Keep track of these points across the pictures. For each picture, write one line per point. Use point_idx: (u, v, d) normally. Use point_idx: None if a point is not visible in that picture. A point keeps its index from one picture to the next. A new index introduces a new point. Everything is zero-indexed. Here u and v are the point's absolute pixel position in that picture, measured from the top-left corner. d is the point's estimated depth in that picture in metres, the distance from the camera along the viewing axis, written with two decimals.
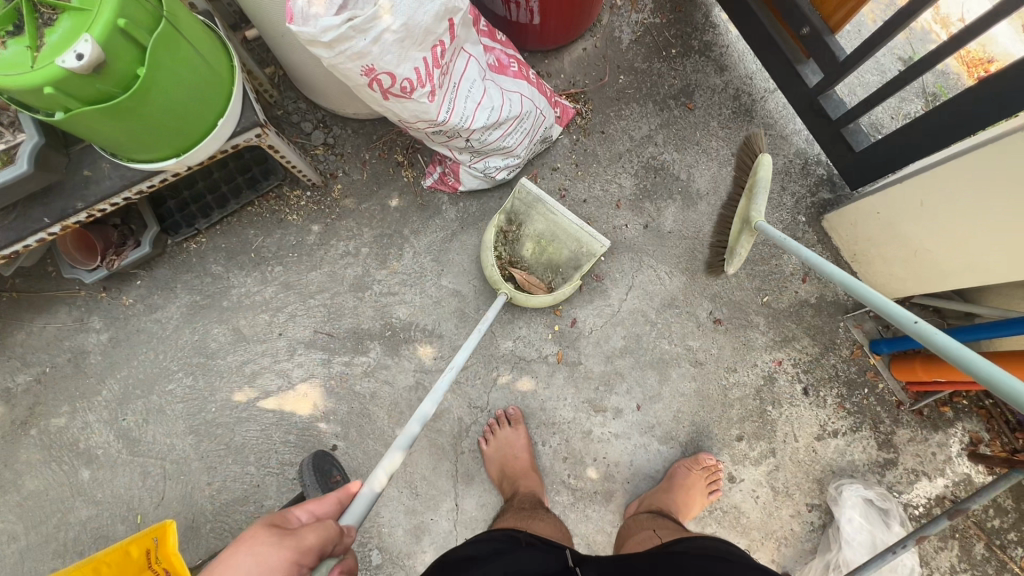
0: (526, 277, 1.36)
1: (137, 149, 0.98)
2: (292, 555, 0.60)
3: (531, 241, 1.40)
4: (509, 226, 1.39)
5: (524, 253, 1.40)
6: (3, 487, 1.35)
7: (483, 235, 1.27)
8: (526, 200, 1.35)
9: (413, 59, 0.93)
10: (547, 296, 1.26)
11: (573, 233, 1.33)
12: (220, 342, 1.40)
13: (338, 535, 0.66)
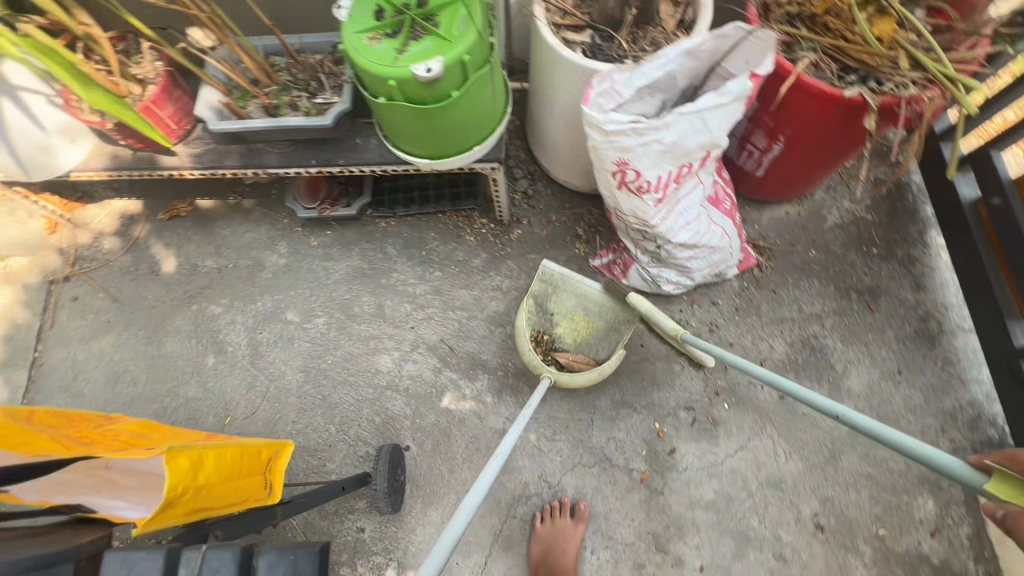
0: (571, 359, 1.40)
1: (408, 142, 1.17)
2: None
3: (563, 319, 1.43)
4: (541, 310, 1.43)
5: (562, 334, 1.44)
6: (149, 338, 1.56)
7: (520, 342, 1.29)
8: (550, 282, 1.37)
9: (662, 169, 1.04)
10: (593, 373, 1.23)
11: (601, 302, 1.38)
12: (363, 309, 1.55)
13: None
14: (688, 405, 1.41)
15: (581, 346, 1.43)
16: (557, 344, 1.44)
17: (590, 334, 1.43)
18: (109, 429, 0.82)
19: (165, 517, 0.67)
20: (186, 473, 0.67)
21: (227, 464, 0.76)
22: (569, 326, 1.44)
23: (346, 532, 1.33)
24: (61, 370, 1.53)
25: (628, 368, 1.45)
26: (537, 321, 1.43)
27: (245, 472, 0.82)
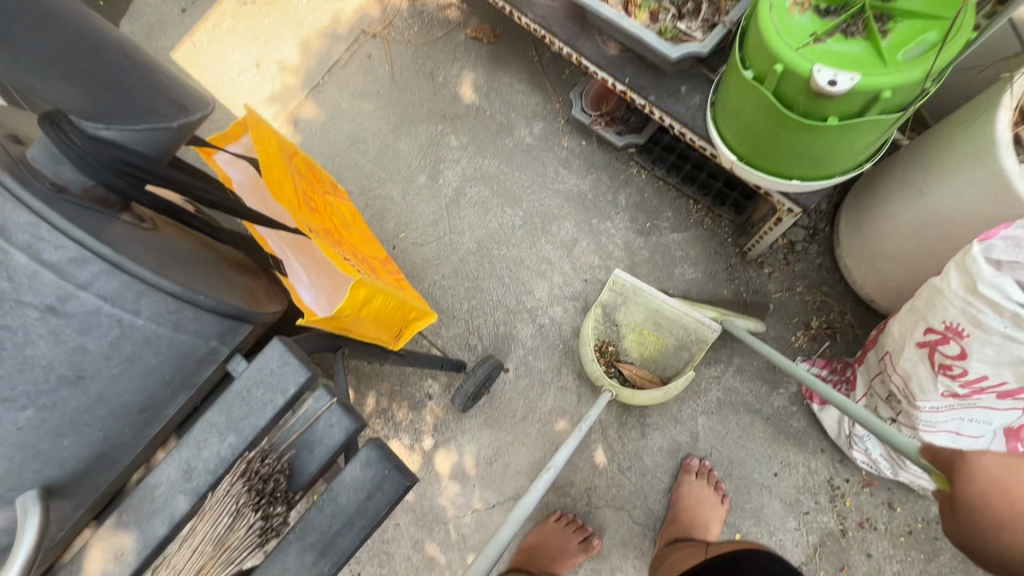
0: (634, 373, 1.30)
1: (733, 128, 0.99)
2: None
3: (632, 333, 1.31)
4: (608, 321, 1.32)
5: (628, 348, 1.33)
6: (394, 126, 1.68)
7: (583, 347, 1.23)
8: (620, 291, 1.24)
9: (997, 373, 0.76)
10: (660, 391, 1.18)
11: (676, 319, 1.20)
12: (559, 232, 1.50)
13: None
14: None
15: (651, 364, 1.31)
16: (620, 355, 1.34)
17: (659, 351, 1.29)
18: (329, 206, 0.91)
19: (324, 323, 0.72)
20: (356, 304, 0.71)
21: (386, 310, 0.80)
22: (638, 339, 1.31)
23: (418, 388, 1.44)
24: (327, 105, 1.73)
25: (742, 480, 1.26)
26: (603, 330, 1.33)
27: (392, 320, 0.87)
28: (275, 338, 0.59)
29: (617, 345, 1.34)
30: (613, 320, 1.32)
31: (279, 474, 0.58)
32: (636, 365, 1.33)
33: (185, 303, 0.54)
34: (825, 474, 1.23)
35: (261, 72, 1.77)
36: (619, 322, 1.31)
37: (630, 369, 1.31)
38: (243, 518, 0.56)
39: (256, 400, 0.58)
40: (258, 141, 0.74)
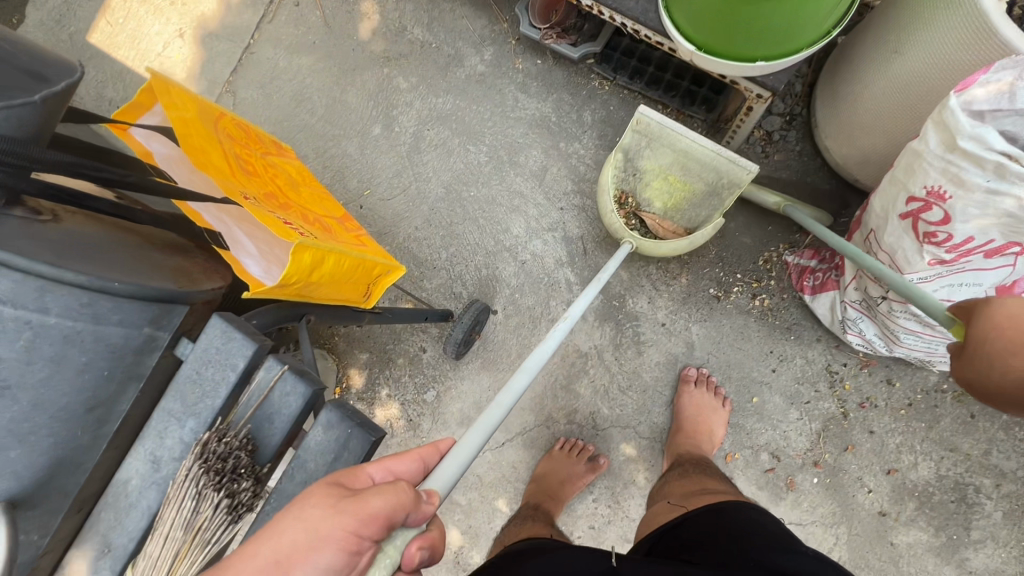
0: (657, 224, 1.28)
1: (686, 13, 0.90)
2: (349, 525, 0.50)
3: (657, 181, 1.27)
4: (629, 169, 1.27)
5: (650, 198, 1.30)
6: (339, 77, 1.57)
7: (602, 199, 1.19)
8: (645, 133, 1.18)
9: (985, 232, 0.71)
10: (682, 240, 1.14)
11: (705, 162, 1.14)
12: (528, 162, 1.43)
13: (413, 508, 0.53)
14: (776, 453, 1.24)
15: (675, 214, 1.28)
16: (642, 205, 1.32)
17: (684, 199, 1.25)
18: (270, 167, 0.85)
19: (276, 294, 0.68)
20: (305, 269, 0.67)
21: (342, 271, 0.76)
22: (662, 187, 1.27)
23: (411, 343, 1.43)
24: (264, 66, 1.61)
25: (741, 381, 1.27)
26: (624, 180, 1.29)
27: (353, 281, 0.83)
28: (214, 314, 0.66)
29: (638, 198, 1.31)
30: (635, 168, 1.27)
31: (239, 450, 0.61)
32: (659, 215, 1.30)
33: (102, 292, 0.59)
34: (823, 362, 1.23)
35: (185, 41, 1.64)
36: (640, 171, 1.27)
37: (652, 221, 1.29)
38: (207, 498, 0.58)
39: (207, 380, 0.65)
40: (168, 108, 0.68)
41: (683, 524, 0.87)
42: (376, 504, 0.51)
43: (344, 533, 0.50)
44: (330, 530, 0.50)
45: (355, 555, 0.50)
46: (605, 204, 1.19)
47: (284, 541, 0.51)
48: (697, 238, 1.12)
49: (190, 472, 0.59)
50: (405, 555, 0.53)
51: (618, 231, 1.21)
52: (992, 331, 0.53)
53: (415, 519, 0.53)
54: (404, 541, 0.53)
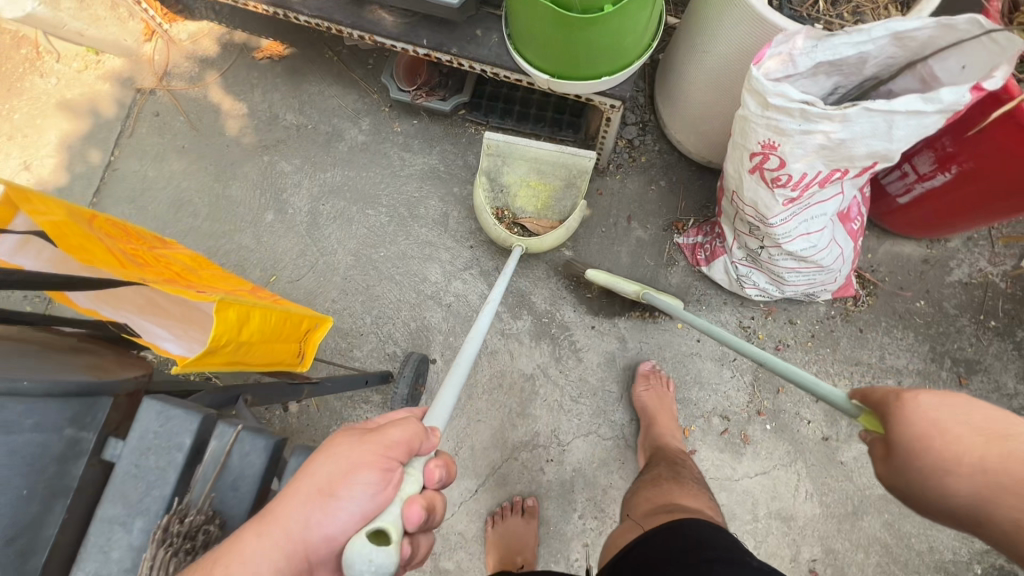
0: (535, 224, 1.42)
1: (534, 49, 1.04)
2: (378, 449, 0.55)
3: (521, 190, 1.41)
4: (495, 186, 1.41)
5: (522, 205, 1.43)
6: (217, 175, 1.55)
7: (482, 217, 1.30)
8: (496, 154, 1.32)
9: (812, 166, 0.88)
10: (561, 230, 1.29)
11: (554, 162, 1.30)
12: (428, 212, 1.49)
13: (425, 436, 0.59)
14: (724, 414, 1.33)
15: (547, 212, 1.43)
16: (518, 215, 1.45)
17: (550, 198, 1.40)
18: (162, 258, 0.83)
19: (204, 363, 0.66)
20: (233, 327, 0.67)
21: (269, 327, 0.77)
22: (528, 194, 1.41)
23: (356, 417, 1.37)
24: (131, 180, 1.54)
25: (675, 357, 1.37)
26: (495, 196, 1.42)
27: (280, 337, 0.83)
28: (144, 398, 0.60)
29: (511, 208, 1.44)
30: (500, 184, 1.40)
31: (208, 525, 0.56)
32: (535, 218, 1.44)
33: (9, 395, 0.55)
34: (735, 320, 1.38)
35: (33, 173, 1.52)
36: (505, 186, 1.40)
37: (531, 224, 1.42)
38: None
39: (151, 471, 0.58)
40: (33, 214, 0.63)
41: (643, 545, 0.87)
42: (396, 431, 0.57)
43: (375, 455, 0.55)
44: (360, 455, 0.54)
45: (386, 472, 0.54)
46: (486, 221, 1.30)
47: (319, 475, 0.54)
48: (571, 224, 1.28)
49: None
50: (426, 474, 0.57)
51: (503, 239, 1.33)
52: (921, 439, 0.52)
53: (428, 444, 0.59)
54: (422, 463, 0.57)
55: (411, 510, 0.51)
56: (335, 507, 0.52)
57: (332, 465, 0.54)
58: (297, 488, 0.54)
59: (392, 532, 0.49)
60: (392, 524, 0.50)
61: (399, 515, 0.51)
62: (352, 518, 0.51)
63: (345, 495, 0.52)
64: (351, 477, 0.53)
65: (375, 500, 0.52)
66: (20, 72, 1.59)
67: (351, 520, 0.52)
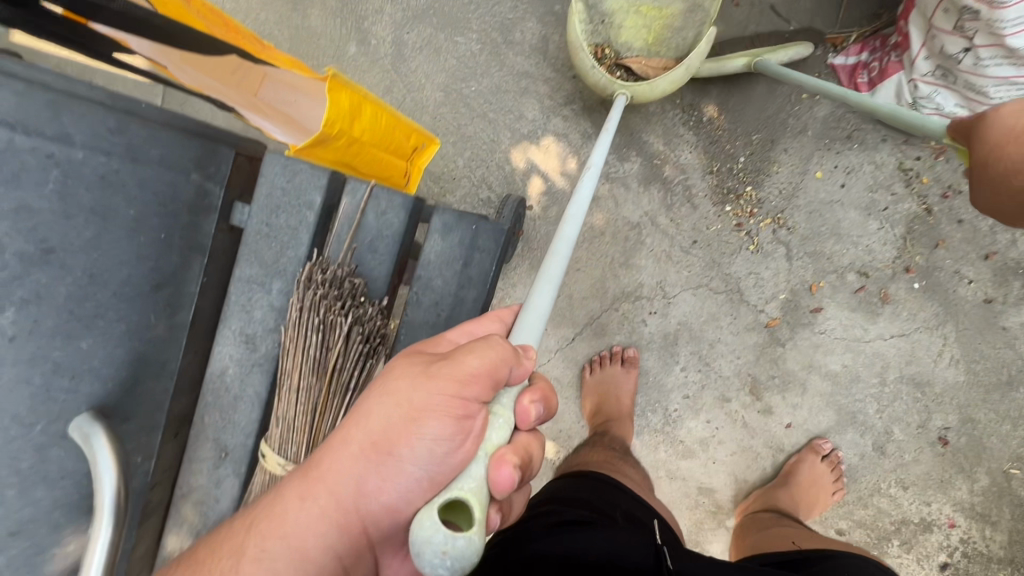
0: (642, 64, 1.19)
1: None
2: (452, 390, 0.51)
3: (629, 18, 1.18)
4: (596, 15, 1.18)
5: (627, 41, 1.20)
6: (294, 2, 1.41)
7: (580, 60, 1.08)
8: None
9: None
10: (678, 72, 1.06)
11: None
12: (525, 37, 1.29)
13: (516, 362, 0.52)
14: (862, 269, 1.17)
15: (658, 48, 1.19)
16: (621, 53, 1.22)
17: (665, 28, 1.17)
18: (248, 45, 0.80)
19: (317, 148, 0.69)
20: (344, 114, 0.66)
21: (379, 131, 0.74)
22: (636, 24, 1.18)
23: None
24: None
25: (810, 205, 1.19)
26: (595, 29, 1.20)
27: (390, 150, 0.81)
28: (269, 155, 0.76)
29: (614, 48, 1.21)
30: (599, 10, 1.17)
31: (349, 279, 0.73)
32: (644, 56, 1.21)
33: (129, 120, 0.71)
34: (893, 162, 1.14)
35: None
36: (607, 14, 1.18)
37: (636, 64, 1.19)
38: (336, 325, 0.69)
39: (282, 228, 0.77)
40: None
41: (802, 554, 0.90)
42: (473, 358, 0.51)
43: (448, 400, 0.51)
44: (428, 404, 0.51)
45: (463, 417, 0.50)
46: (583, 63, 1.09)
47: (380, 427, 0.53)
48: (692, 61, 1.03)
49: (320, 303, 0.70)
50: (518, 411, 0.53)
51: (605, 88, 1.12)
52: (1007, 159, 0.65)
53: (519, 375, 0.53)
54: (512, 398, 0.52)
55: (501, 473, 0.46)
56: (399, 466, 0.52)
57: (398, 412, 0.53)
58: (363, 434, 0.54)
59: (474, 505, 0.44)
60: (472, 492, 0.45)
61: (484, 476, 0.47)
62: (418, 477, 0.51)
63: (412, 450, 0.51)
64: (420, 428, 0.51)
65: (445, 457, 0.50)
66: None
67: (418, 479, 0.51)
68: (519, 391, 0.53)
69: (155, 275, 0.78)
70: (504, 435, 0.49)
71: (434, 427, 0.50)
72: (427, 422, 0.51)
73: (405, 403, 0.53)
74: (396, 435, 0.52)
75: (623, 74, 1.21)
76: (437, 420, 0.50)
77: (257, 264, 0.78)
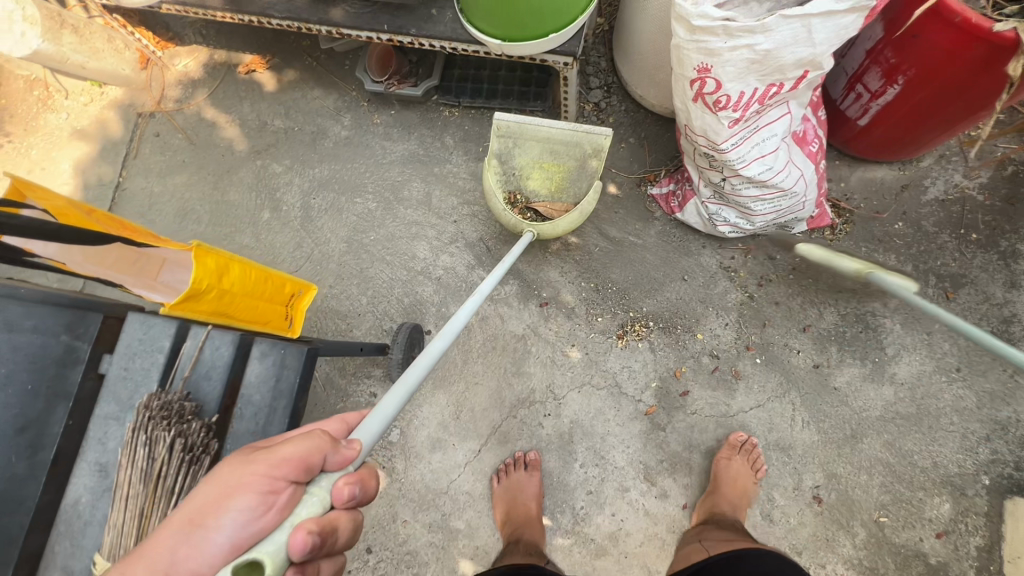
0: (548, 207, 1.37)
1: (480, 17, 1.15)
2: (267, 468, 0.54)
3: (534, 173, 1.37)
4: (507, 171, 1.38)
5: (535, 189, 1.40)
6: (216, 183, 1.66)
7: (492, 203, 1.22)
8: (508, 135, 1.28)
9: (747, 83, 0.92)
10: (574, 214, 1.22)
11: (570, 140, 1.26)
12: (412, 194, 1.57)
13: (332, 449, 0.59)
14: (713, 352, 1.36)
15: (560, 195, 1.39)
16: (531, 198, 1.41)
17: (564, 178, 1.36)
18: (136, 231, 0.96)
19: (194, 310, 0.85)
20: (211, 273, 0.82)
21: (248, 282, 0.93)
22: (541, 176, 1.37)
23: (360, 392, 1.45)
24: (139, 198, 1.67)
25: (660, 304, 1.40)
26: (507, 183, 1.40)
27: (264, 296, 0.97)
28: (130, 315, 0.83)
29: (524, 196, 1.41)
30: (507, 163, 1.36)
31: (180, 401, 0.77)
32: (548, 202, 1.39)
33: (11, 298, 0.83)
34: (715, 263, 1.41)
35: None
36: (514, 169, 1.37)
37: (543, 207, 1.37)
38: (160, 440, 0.72)
39: (140, 369, 0.82)
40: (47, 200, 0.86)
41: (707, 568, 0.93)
42: (293, 446, 0.56)
43: (261, 477, 0.54)
44: (242, 480, 0.54)
45: (272, 492, 0.54)
46: (496, 205, 1.24)
47: (186, 509, 0.55)
48: (585, 207, 1.21)
49: (149, 418, 0.74)
50: (335, 493, 0.57)
51: (513, 227, 1.28)
52: None
53: (336, 460, 0.58)
54: (331, 483, 0.57)
55: (295, 538, 0.50)
56: (204, 536, 0.52)
57: (210, 489, 0.54)
58: (175, 516, 0.54)
59: (264, 563, 0.48)
60: (268, 553, 0.49)
61: (284, 542, 0.50)
62: (219, 547, 0.52)
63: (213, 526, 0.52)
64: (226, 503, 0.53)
65: (246, 531, 0.52)
66: (35, 112, 1.73)
67: (217, 552, 0.52)
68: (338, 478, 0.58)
69: (19, 420, 0.80)
70: (312, 512, 0.54)
71: (240, 501, 0.53)
72: (236, 498, 0.53)
73: (222, 481, 0.55)
74: (200, 516, 0.53)
75: (532, 215, 1.40)
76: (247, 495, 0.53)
77: (124, 409, 0.82)
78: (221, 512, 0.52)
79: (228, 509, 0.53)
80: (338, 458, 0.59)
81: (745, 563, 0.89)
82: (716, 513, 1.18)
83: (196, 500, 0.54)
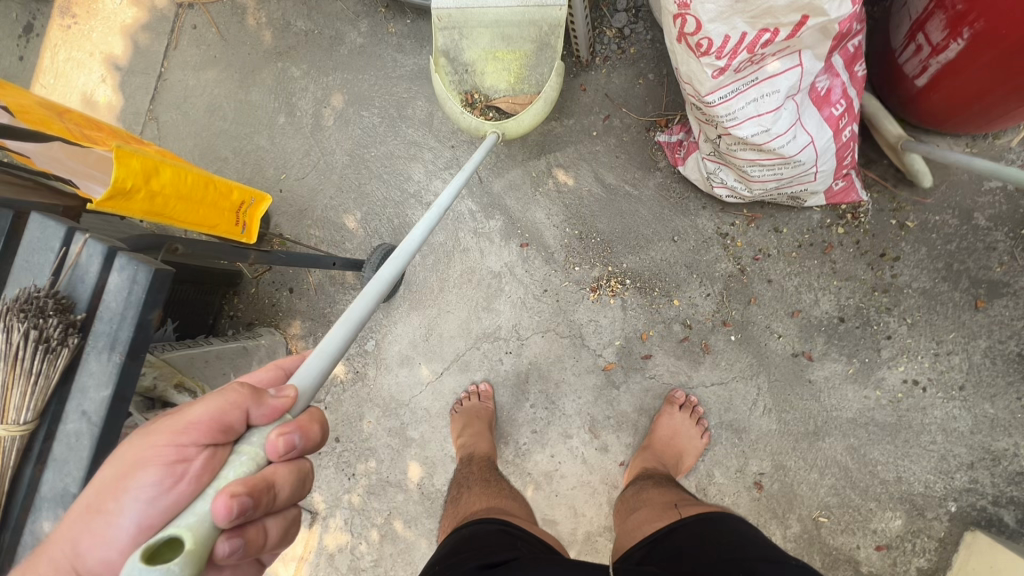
0: (509, 102, 1.32)
1: None
2: (172, 437, 0.51)
3: (488, 66, 1.33)
4: (458, 68, 1.34)
5: (492, 84, 1.34)
6: (241, 82, 1.71)
7: (446, 107, 1.20)
8: (454, 27, 1.26)
9: (731, 24, 0.80)
10: (539, 100, 1.19)
11: (520, 20, 1.24)
12: (415, 113, 1.54)
13: (254, 402, 0.52)
14: (686, 321, 1.29)
15: (521, 86, 1.33)
16: (490, 96, 1.35)
17: (523, 66, 1.31)
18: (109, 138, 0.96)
19: (123, 205, 0.84)
20: (139, 174, 0.84)
21: (186, 186, 0.94)
22: (497, 68, 1.33)
23: (345, 302, 1.55)
24: (177, 89, 1.77)
25: (643, 263, 1.32)
26: (461, 82, 1.35)
27: (206, 201, 1.01)
28: (33, 215, 0.75)
29: (482, 95, 1.36)
30: (456, 60, 1.32)
31: (41, 295, 0.69)
32: (510, 95, 1.34)
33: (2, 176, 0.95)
34: (711, 227, 1.29)
35: (108, 85, 1.81)
36: (466, 66, 1.33)
37: (503, 104, 1.32)
38: (14, 329, 0.66)
39: (36, 262, 0.73)
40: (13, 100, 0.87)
41: (669, 536, 0.85)
42: (199, 406, 0.52)
43: (166, 446, 0.51)
44: (145, 453, 0.52)
45: (177, 462, 0.50)
46: (452, 109, 1.21)
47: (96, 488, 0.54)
48: (547, 92, 1.19)
49: (6, 309, 0.67)
50: (268, 446, 0.50)
51: (477, 129, 1.23)
52: None
53: (262, 414, 0.52)
54: (262, 438, 0.51)
55: (217, 504, 0.43)
56: (113, 518, 0.51)
57: (120, 467, 0.53)
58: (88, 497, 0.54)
59: (187, 539, 0.40)
60: (188, 527, 0.42)
61: (207, 512, 0.43)
62: (128, 528, 0.50)
63: (119, 506, 0.51)
64: (133, 479, 0.51)
65: (157, 503, 0.50)
66: None
67: (127, 529, 0.50)
68: (266, 433, 0.51)
69: None
70: (240, 472, 0.48)
71: (152, 476, 0.50)
72: (144, 471, 0.51)
73: (131, 456, 0.53)
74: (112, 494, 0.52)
75: (494, 114, 1.35)
76: (153, 465, 0.51)
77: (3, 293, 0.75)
78: (131, 489, 0.51)
79: (138, 483, 0.51)
80: (259, 413, 0.52)
81: (719, 523, 0.86)
82: (647, 469, 1.19)
83: (105, 480, 0.54)
